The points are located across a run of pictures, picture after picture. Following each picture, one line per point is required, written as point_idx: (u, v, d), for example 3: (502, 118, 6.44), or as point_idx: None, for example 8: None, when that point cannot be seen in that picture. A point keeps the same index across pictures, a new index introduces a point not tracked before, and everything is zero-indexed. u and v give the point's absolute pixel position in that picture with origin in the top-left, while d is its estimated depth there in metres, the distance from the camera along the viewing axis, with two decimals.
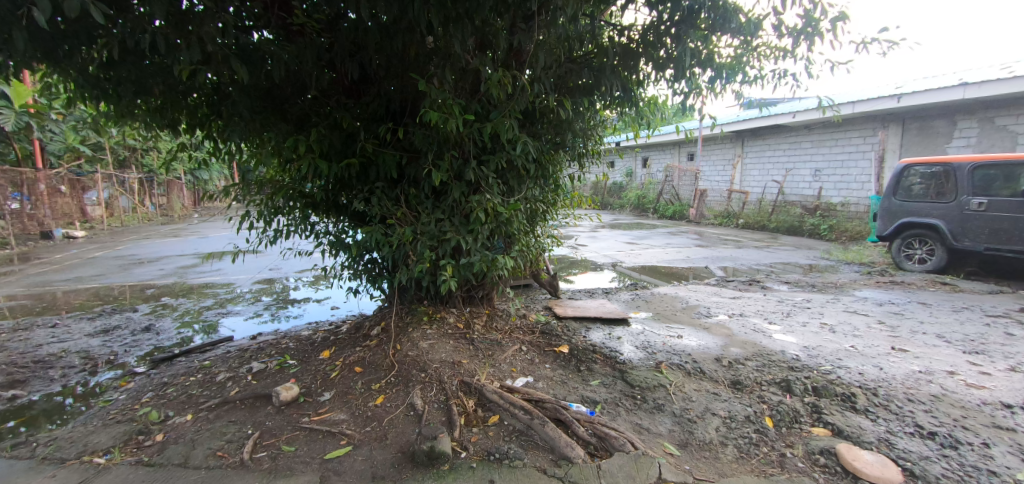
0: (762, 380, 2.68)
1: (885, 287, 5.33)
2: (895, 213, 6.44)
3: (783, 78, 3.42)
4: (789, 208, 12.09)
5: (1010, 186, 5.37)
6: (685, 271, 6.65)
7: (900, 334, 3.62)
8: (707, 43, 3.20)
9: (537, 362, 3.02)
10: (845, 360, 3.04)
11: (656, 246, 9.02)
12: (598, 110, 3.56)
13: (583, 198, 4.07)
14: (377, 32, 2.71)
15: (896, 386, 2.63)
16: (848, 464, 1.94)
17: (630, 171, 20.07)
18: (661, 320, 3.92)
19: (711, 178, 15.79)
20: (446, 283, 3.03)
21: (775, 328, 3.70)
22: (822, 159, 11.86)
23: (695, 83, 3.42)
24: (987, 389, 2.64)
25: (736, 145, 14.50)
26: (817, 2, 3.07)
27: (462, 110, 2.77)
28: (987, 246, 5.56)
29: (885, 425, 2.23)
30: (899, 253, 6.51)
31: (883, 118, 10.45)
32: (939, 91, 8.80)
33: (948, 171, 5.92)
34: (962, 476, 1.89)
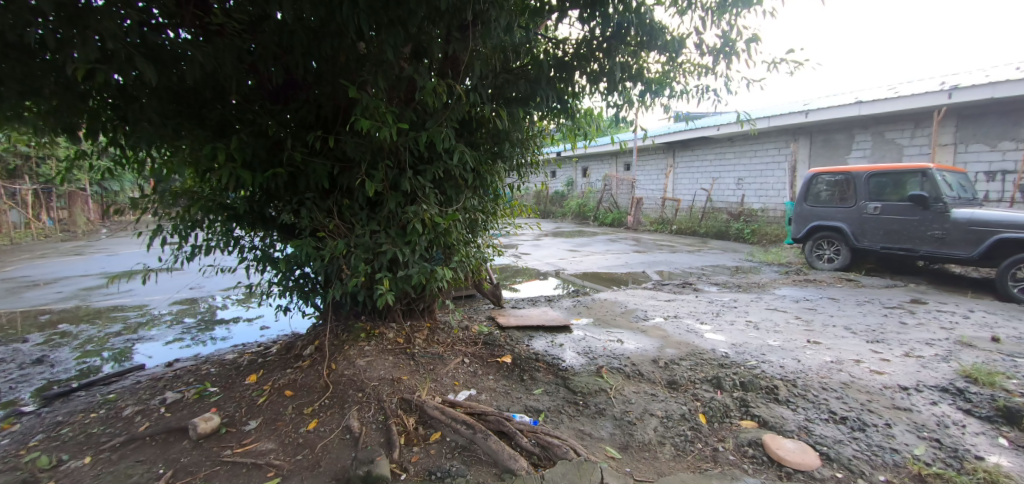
0: (695, 378, 2.80)
1: (801, 285, 5.81)
2: (806, 217, 7.07)
3: (705, 93, 3.66)
4: (716, 214, 12.93)
5: (899, 192, 6.06)
6: (624, 276, 6.88)
7: (814, 328, 3.94)
8: (636, 59, 3.36)
9: (480, 374, 2.97)
10: (768, 354, 3.26)
11: (597, 253, 9.29)
12: (536, 121, 3.61)
13: (523, 207, 4.10)
14: (305, 36, 2.58)
15: (812, 376, 2.85)
16: (773, 453, 2.06)
17: (571, 180, 20.66)
18: (601, 326, 4.00)
19: (646, 186, 16.60)
20: (383, 297, 2.91)
21: (706, 328, 3.91)
22: (743, 169, 12.82)
23: (628, 96, 3.56)
24: (887, 374, 2.93)
25: (668, 156, 15.34)
26: (732, 24, 3.32)
27: (396, 118, 2.70)
28: (883, 245, 6.23)
29: (804, 414, 2.39)
30: (811, 254, 7.14)
31: (793, 131, 11.50)
32: (839, 108, 9.83)
33: (848, 179, 6.59)
34: (869, 456, 2.06)
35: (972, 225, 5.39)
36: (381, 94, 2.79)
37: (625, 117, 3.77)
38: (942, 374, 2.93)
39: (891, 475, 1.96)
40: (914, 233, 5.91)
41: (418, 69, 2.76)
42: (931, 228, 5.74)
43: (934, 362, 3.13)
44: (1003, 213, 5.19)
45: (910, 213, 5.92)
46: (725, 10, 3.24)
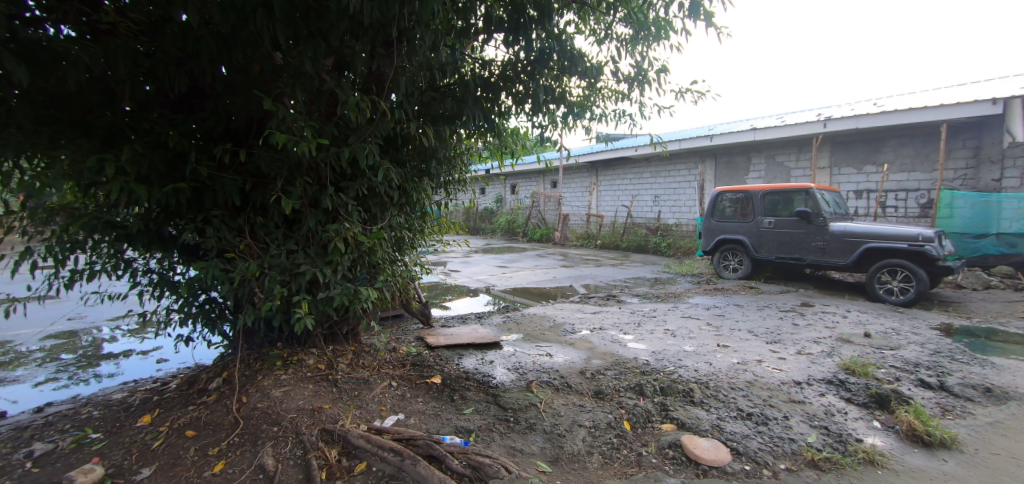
0: (620, 386, 2.92)
1: (711, 294, 6.32)
2: (714, 231, 7.73)
3: (623, 117, 3.91)
4: (637, 230, 13.75)
5: (789, 208, 6.84)
6: (552, 290, 7.06)
7: (723, 333, 4.29)
8: (559, 82, 3.52)
9: (408, 397, 2.87)
10: (684, 359, 3.48)
11: (526, 268, 9.45)
12: (464, 138, 3.63)
13: (451, 224, 4.11)
14: (214, 42, 2.41)
15: (722, 377, 3.09)
16: (690, 452, 2.19)
17: (500, 197, 20.95)
18: (531, 340, 4.05)
19: (572, 203, 17.27)
20: (301, 322, 2.72)
21: (629, 337, 4.10)
22: (659, 187, 13.79)
23: (552, 117, 3.69)
24: (784, 371, 3.25)
25: (592, 174, 16.11)
26: (644, 54, 3.61)
27: (315, 133, 2.58)
28: (777, 255, 6.97)
29: (716, 413, 2.58)
30: (719, 265, 7.81)
31: (701, 154, 12.62)
32: (737, 134, 10.97)
33: (747, 197, 7.32)
34: (773, 447, 2.27)
35: (847, 237, 6.21)
36: (299, 107, 2.67)
37: (550, 137, 3.92)
38: (828, 368, 3.32)
39: (791, 463, 2.17)
40: (802, 244, 6.68)
41: (340, 83, 2.68)
42: (815, 240, 6.52)
43: (821, 358, 3.53)
44: (870, 227, 6.07)
45: (798, 226, 6.69)
46: (637, 42, 3.52)
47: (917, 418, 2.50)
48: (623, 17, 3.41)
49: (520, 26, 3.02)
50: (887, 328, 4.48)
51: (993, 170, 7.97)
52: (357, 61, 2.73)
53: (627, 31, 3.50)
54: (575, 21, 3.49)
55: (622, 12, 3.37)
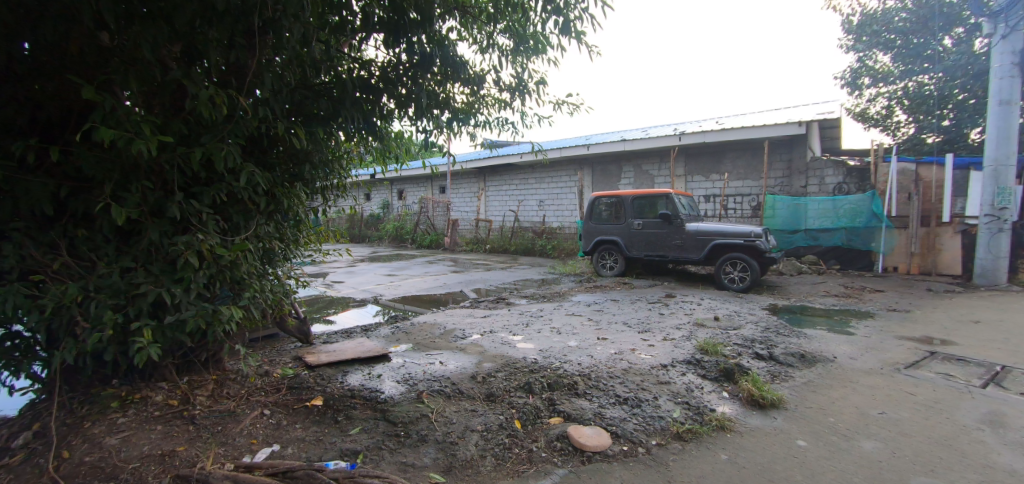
0: (510, 387, 2.98)
1: (592, 291, 6.81)
2: (592, 233, 8.36)
3: (505, 125, 4.02)
4: (523, 233, 14.30)
5: (653, 211, 7.68)
6: (443, 296, 6.99)
7: (602, 326, 4.65)
8: (441, 88, 3.50)
9: (285, 425, 2.59)
10: (568, 355, 3.69)
11: (415, 275, 9.24)
12: (343, 141, 3.40)
13: (331, 232, 3.89)
14: (9, 11, 1.94)
15: (602, 368, 3.34)
16: (576, 441, 2.32)
17: (386, 203, 20.23)
18: (420, 349, 3.95)
19: (460, 208, 17.34)
20: (143, 353, 2.30)
21: (518, 338, 4.22)
22: (543, 192, 14.53)
23: (437, 122, 3.63)
24: (653, 357, 3.63)
25: (479, 180, 16.38)
26: (524, 66, 3.77)
27: (155, 129, 2.20)
28: (645, 253, 7.78)
29: (598, 402, 2.77)
30: (598, 264, 8.46)
31: (579, 162, 13.59)
32: (610, 144, 12.03)
33: (619, 201, 8.06)
34: (645, 426, 2.51)
35: (700, 235, 7.18)
36: (135, 99, 2.27)
37: (437, 143, 3.85)
38: (687, 350, 3.78)
39: (661, 438, 2.42)
40: (665, 243, 7.54)
41: (189, 74, 2.34)
42: (675, 238, 7.42)
43: (682, 342, 4.01)
44: (716, 226, 7.10)
45: (661, 227, 7.55)
46: (518, 54, 3.65)
47: (754, 385, 2.97)
48: (503, 29, 3.52)
49: (399, 27, 2.95)
50: (731, 312, 5.27)
51: (801, 179, 9.87)
52: (211, 50, 2.43)
53: (507, 42, 3.61)
54: (457, 28, 3.51)
55: (502, 23, 3.47)
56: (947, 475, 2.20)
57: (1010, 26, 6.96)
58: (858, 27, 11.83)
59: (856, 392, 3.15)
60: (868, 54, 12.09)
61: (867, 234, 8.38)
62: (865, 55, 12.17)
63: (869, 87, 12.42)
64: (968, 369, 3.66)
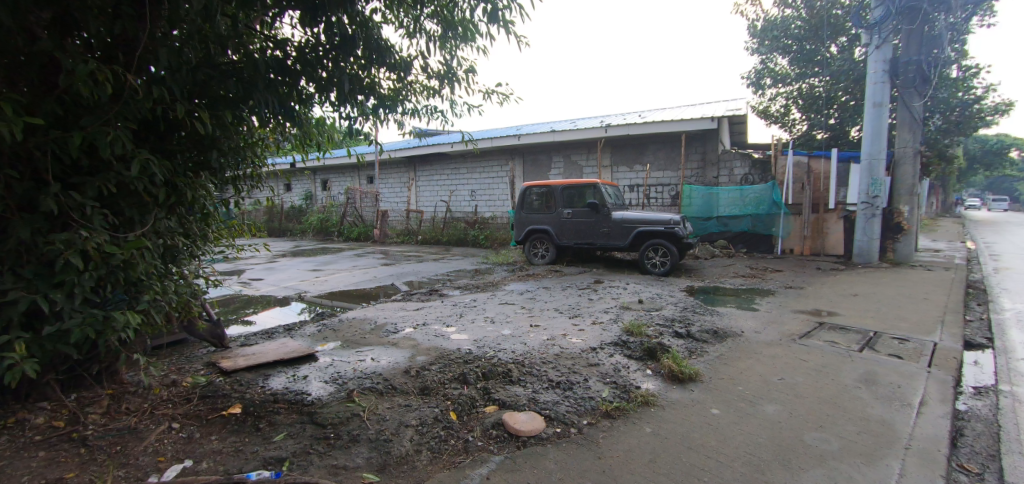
0: (444, 379, 2.96)
1: (525, 280, 6.92)
2: (524, 223, 8.48)
3: (434, 113, 3.92)
4: (455, 224, 14.17)
5: (582, 201, 7.94)
6: (373, 290, 6.76)
7: (534, 314, 4.75)
8: (366, 72, 3.32)
9: (198, 438, 2.37)
10: (502, 343, 3.74)
11: (343, 270, 8.85)
12: (256, 127, 3.13)
13: (245, 225, 3.58)
14: None
15: (535, 354, 3.42)
16: (511, 428, 2.36)
17: (309, 194, 19.10)
18: (349, 347, 3.80)
19: (389, 199, 16.80)
20: (16, 370, 1.98)
21: (452, 329, 4.19)
22: (475, 183, 14.47)
23: (361, 109, 3.44)
24: (583, 341, 3.78)
25: (409, 170, 15.96)
26: (453, 53, 3.69)
27: (18, 109, 1.88)
28: (574, 241, 8.04)
29: (531, 388, 2.84)
30: (529, 253, 8.61)
31: (510, 152, 13.68)
32: (540, 135, 12.21)
33: (550, 191, 8.23)
34: (577, 407, 2.61)
35: (625, 223, 7.55)
36: None
37: (362, 131, 3.66)
38: (614, 332, 3.99)
39: (592, 417, 2.54)
40: (593, 231, 7.84)
41: (63, 45, 2.02)
42: (603, 226, 7.73)
43: (610, 325, 4.22)
44: (640, 214, 7.50)
45: (589, 216, 7.84)
46: (446, 41, 3.57)
47: (674, 362, 3.20)
48: (430, 14, 3.41)
49: (317, 5, 2.75)
50: (653, 295, 5.62)
51: (713, 170, 10.70)
52: (90, 19, 2.11)
53: (436, 28, 3.52)
54: (381, 9, 3.34)
55: (429, 8, 3.36)
56: (832, 429, 2.53)
57: (882, 38, 8.04)
58: (762, 32, 12.99)
59: (760, 361, 3.51)
60: (769, 57, 13.33)
61: (769, 220, 9.30)
62: (767, 57, 13.39)
63: (770, 87, 13.70)
64: (848, 336, 4.23)
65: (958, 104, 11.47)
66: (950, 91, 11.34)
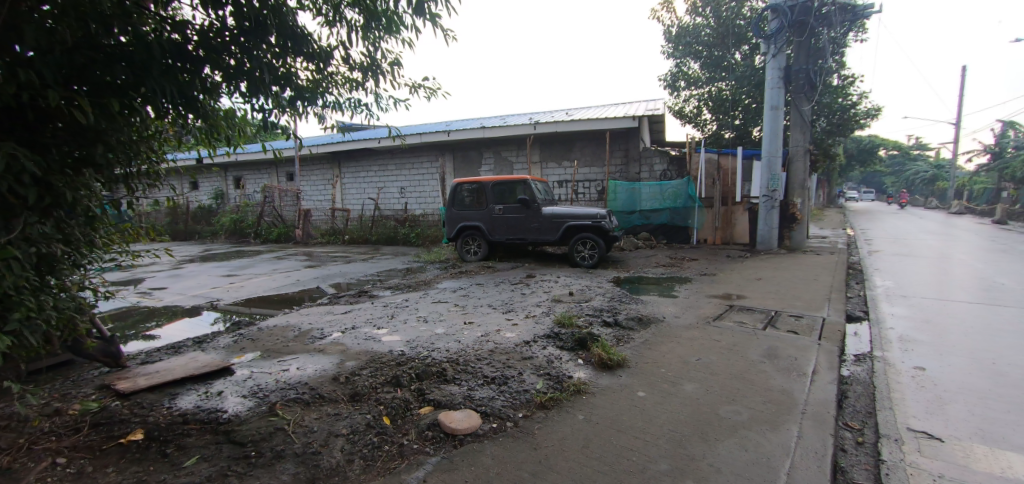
0: (376, 384, 2.86)
1: (458, 277, 6.87)
2: (456, 220, 8.42)
3: (358, 107, 3.71)
4: (385, 222, 13.71)
5: (512, 197, 8.03)
6: (296, 294, 6.35)
7: (468, 311, 4.74)
8: (280, 61, 3.03)
9: (90, 472, 2.09)
10: (436, 342, 3.69)
11: (261, 274, 8.22)
12: (152, 119, 2.79)
13: (143, 229, 3.20)
14: None
15: (469, 351, 3.41)
16: (447, 427, 2.34)
17: (219, 192, 17.53)
18: (269, 357, 3.54)
19: (312, 197, 15.88)
20: None
21: (383, 332, 4.06)
22: (404, 179, 14.10)
23: (276, 101, 3.15)
24: (517, 335, 3.84)
25: (333, 166, 15.19)
26: (376, 45, 3.53)
27: None
28: (506, 237, 8.12)
29: (467, 385, 2.83)
30: (462, 250, 8.57)
31: (440, 148, 13.47)
32: (470, 131, 12.14)
33: (481, 187, 8.23)
34: (512, 401, 2.65)
35: (555, 218, 7.75)
36: None
37: (283, 125, 3.37)
38: (547, 325, 4.08)
39: (526, 410, 2.59)
40: (524, 226, 7.97)
41: None
42: (534, 222, 7.88)
43: (542, 318, 4.32)
44: (568, 209, 7.73)
45: (520, 212, 7.95)
46: (368, 31, 3.39)
47: (603, 350, 3.35)
48: (351, 3, 3.24)
49: None
50: (583, 287, 5.83)
51: (635, 166, 11.29)
52: None
53: (357, 17, 3.33)
54: None
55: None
56: (743, 401, 2.79)
57: (777, 48, 8.96)
58: (676, 37, 13.91)
59: (679, 344, 3.78)
60: (683, 61, 14.30)
61: (685, 212, 10.00)
62: (681, 61, 14.34)
63: (684, 89, 14.70)
64: (753, 316, 4.68)
65: (838, 108, 13.05)
66: (832, 97, 12.87)
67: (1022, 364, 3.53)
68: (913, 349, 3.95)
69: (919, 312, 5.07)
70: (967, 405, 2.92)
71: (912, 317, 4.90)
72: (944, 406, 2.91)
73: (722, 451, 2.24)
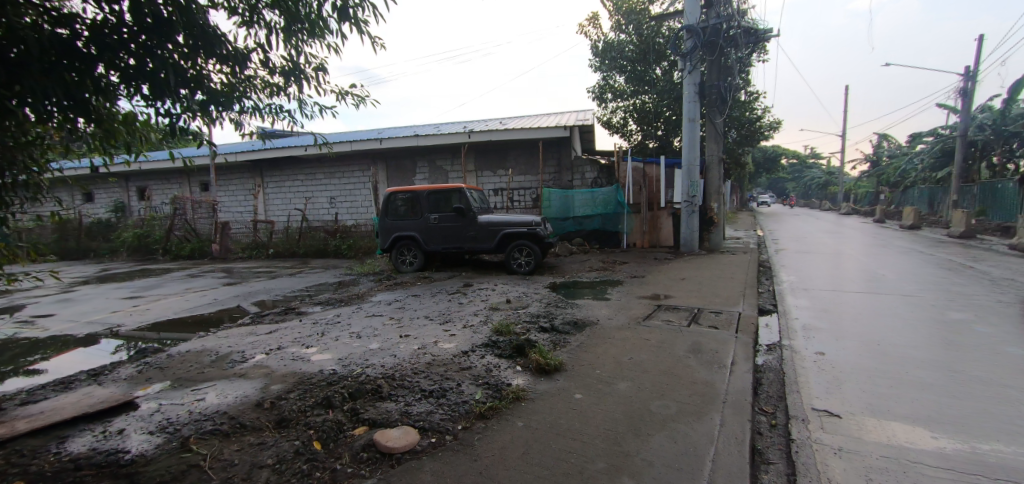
0: (305, 406, 2.70)
1: (393, 289, 6.68)
2: (389, 230, 8.20)
3: (281, 114, 3.41)
4: (313, 233, 13.02)
5: (448, 206, 7.97)
6: (212, 315, 5.84)
7: (403, 324, 4.61)
8: (189, 63, 2.70)
9: None
10: (369, 358, 3.56)
11: (170, 294, 7.47)
12: (32, 123, 2.44)
13: (20, 250, 2.76)
14: None
15: (405, 365, 3.33)
16: (383, 446, 2.26)
17: (120, 205, 15.79)
18: (181, 386, 3.23)
19: (230, 209, 14.75)
20: None
21: (312, 350, 3.84)
22: (334, 189, 13.53)
23: (186, 105, 2.77)
24: (455, 346, 3.79)
25: (254, 175, 14.21)
26: (299, 48, 3.28)
27: None
28: (442, 246, 8.03)
29: (404, 401, 2.75)
30: (397, 261, 8.36)
31: (372, 157, 13.08)
32: (403, 139, 11.90)
33: (415, 196, 8.09)
34: (452, 414, 2.62)
35: (491, 226, 7.78)
36: None
37: (197, 132, 3.07)
38: (485, 334, 4.08)
39: (466, 422, 2.56)
40: (460, 235, 7.93)
41: None
42: (470, 230, 7.87)
43: (480, 327, 4.31)
44: (504, 217, 7.80)
45: (456, 220, 7.91)
46: (290, 34, 3.16)
47: (541, 355, 3.41)
48: (270, 3, 3.03)
49: None
50: (520, 294, 5.89)
51: (568, 174, 11.66)
52: None
53: (278, 19, 3.11)
54: None
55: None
56: (671, 395, 2.96)
57: (692, 65, 9.64)
58: (603, 52, 14.63)
59: (612, 345, 3.94)
60: (609, 75, 15.05)
61: (615, 218, 10.45)
62: (607, 75, 15.08)
63: (611, 101, 15.44)
64: (678, 315, 4.99)
65: (746, 121, 14.34)
66: (741, 111, 14.13)
67: (900, 345, 4.06)
68: (814, 336, 4.41)
69: (820, 304, 5.64)
70: (858, 384, 3.30)
71: (813, 308, 5.47)
72: (841, 386, 3.28)
73: (654, 445, 2.36)
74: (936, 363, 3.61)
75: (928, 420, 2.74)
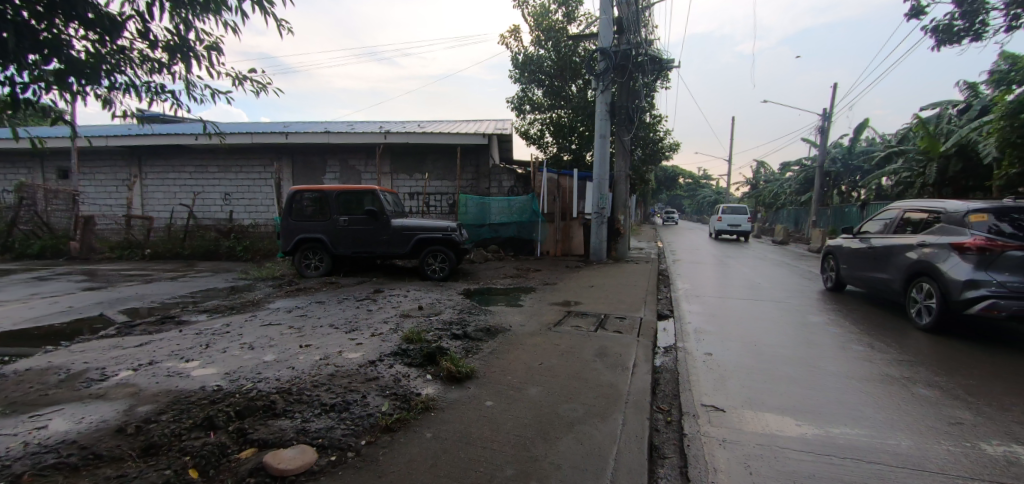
0: (180, 430, 2.37)
1: (294, 296, 6.18)
2: (293, 231, 7.62)
3: (164, 95, 3.00)
4: (202, 233, 11.64)
5: (359, 207, 7.60)
6: (65, 325, 4.94)
7: (305, 333, 4.28)
8: (44, 23, 2.26)
9: None
10: (263, 371, 3.24)
11: (8, 301, 6.19)
12: None
13: None
14: None
15: (303, 378, 3.07)
16: (273, 469, 2.06)
17: None
18: (15, 411, 2.67)
19: (96, 201, 12.70)
20: None
21: (192, 365, 3.40)
22: (230, 184, 12.27)
23: (40, 74, 2.30)
24: (361, 355, 3.60)
25: (130, 164, 12.42)
26: (190, 23, 2.91)
27: None
28: (351, 250, 7.64)
29: (300, 418, 2.54)
30: (300, 264, 7.78)
31: (276, 151, 12.07)
32: (312, 136, 11.15)
33: (323, 196, 7.60)
34: (355, 428, 2.47)
35: (405, 230, 7.56)
36: None
37: (48, 107, 2.57)
38: (394, 342, 3.92)
39: (370, 436, 2.43)
40: (371, 239, 7.60)
41: None
42: (383, 234, 7.56)
43: (389, 335, 4.13)
44: (418, 221, 7.62)
45: (367, 223, 7.56)
46: (176, 6, 2.77)
47: (452, 363, 3.37)
48: None
49: None
50: (433, 300, 5.77)
51: (485, 181, 11.72)
52: None
53: None
54: None
55: None
56: (578, 399, 3.07)
57: (604, 85, 10.24)
58: (522, 64, 15.02)
59: (523, 351, 4.01)
60: (528, 87, 15.52)
61: (531, 226, 10.72)
62: (526, 87, 15.53)
63: (529, 112, 15.93)
64: (586, 320, 5.24)
65: (650, 141, 15.58)
66: (645, 132, 15.32)
67: (771, 344, 4.64)
68: (703, 338, 4.88)
69: (709, 309, 6.25)
70: (739, 380, 3.70)
71: (703, 313, 6.05)
72: (725, 382, 3.65)
73: (562, 448, 2.43)
74: (798, 360, 4.17)
75: (792, 410, 3.15)
